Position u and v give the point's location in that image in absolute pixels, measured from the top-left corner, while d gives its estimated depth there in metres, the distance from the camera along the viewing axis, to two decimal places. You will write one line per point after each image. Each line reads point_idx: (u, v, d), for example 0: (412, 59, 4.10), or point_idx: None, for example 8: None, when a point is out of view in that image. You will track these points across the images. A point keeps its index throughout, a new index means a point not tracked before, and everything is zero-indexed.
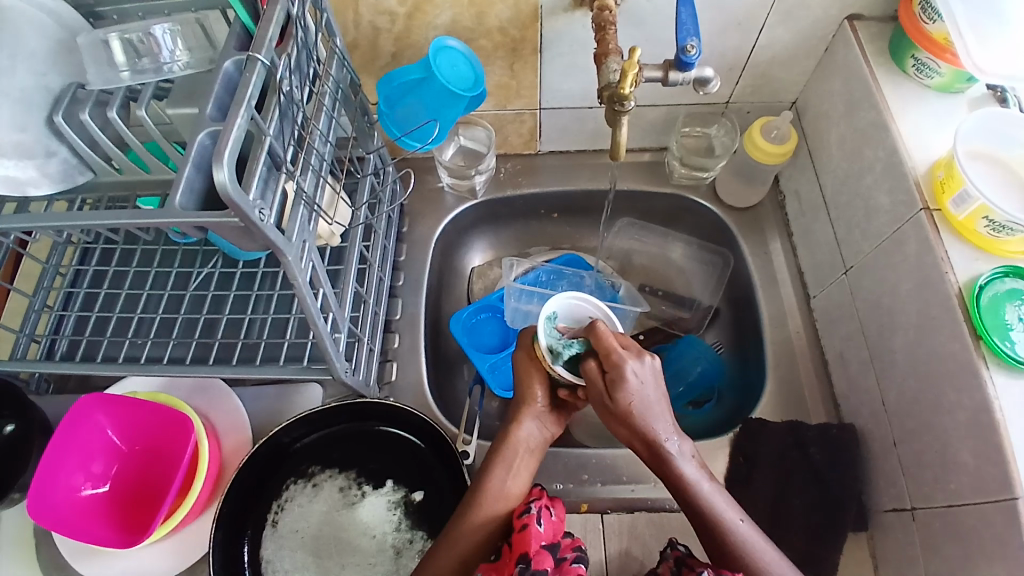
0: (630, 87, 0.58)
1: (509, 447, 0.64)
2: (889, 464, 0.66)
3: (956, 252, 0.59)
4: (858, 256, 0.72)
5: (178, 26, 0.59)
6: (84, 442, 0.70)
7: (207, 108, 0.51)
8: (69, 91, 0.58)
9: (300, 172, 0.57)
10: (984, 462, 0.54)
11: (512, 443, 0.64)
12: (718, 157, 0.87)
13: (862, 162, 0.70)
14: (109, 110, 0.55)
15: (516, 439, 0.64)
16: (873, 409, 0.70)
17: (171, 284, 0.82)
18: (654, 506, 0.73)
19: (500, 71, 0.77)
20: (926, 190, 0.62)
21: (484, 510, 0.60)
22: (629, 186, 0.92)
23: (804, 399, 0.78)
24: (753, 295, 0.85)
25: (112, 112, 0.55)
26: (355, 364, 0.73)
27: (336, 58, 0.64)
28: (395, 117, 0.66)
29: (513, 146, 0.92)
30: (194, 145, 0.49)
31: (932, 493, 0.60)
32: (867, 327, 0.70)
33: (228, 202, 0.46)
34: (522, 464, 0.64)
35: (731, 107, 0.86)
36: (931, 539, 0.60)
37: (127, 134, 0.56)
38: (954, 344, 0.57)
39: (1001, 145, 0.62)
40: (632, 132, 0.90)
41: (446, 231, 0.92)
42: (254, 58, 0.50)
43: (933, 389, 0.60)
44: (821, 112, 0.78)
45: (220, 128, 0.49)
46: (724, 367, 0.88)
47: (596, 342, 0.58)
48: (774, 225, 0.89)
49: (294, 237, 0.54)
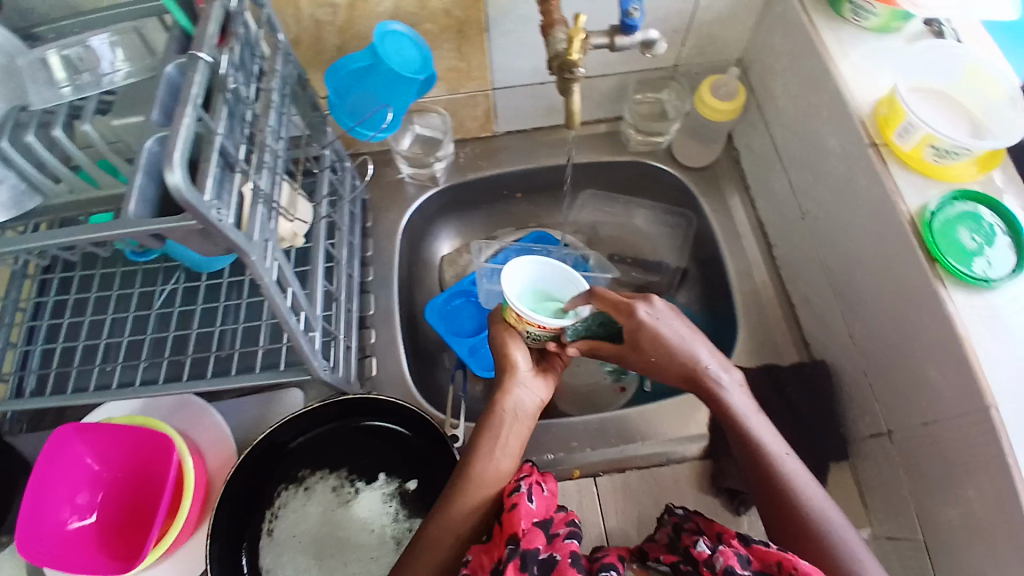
0: (578, 53, 0.59)
1: (497, 418, 0.64)
2: (863, 396, 0.69)
3: (905, 183, 0.62)
4: (814, 201, 0.74)
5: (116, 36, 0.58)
6: (65, 475, 0.67)
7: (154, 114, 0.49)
8: (10, 115, 0.55)
9: (256, 170, 0.56)
10: (953, 380, 0.57)
11: (500, 413, 0.64)
12: (672, 121, 0.88)
13: (810, 110, 0.72)
14: (51, 127, 0.53)
15: (503, 409, 0.64)
16: (842, 345, 0.72)
17: (134, 305, 0.79)
18: (646, 463, 0.75)
19: (449, 54, 0.77)
20: (872, 128, 0.64)
21: (478, 484, 0.60)
22: (588, 159, 0.92)
23: (777, 346, 0.81)
24: (718, 252, 0.87)
25: (55, 128, 0.53)
26: (334, 364, 0.73)
27: (281, 53, 0.63)
28: (346, 107, 0.64)
29: (469, 130, 0.92)
30: (142, 153, 0.48)
31: (908, 417, 0.63)
32: (830, 269, 0.73)
33: (184, 204, 0.45)
34: (511, 432, 0.64)
35: (680, 70, 0.87)
36: (911, 461, 0.63)
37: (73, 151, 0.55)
38: (913, 272, 0.60)
39: (939, 77, 0.64)
40: (586, 105, 0.90)
41: (411, 221, 0.91)
42: (196, 57, 0.49)
43: (898, 319, 0.63)
44: (766, 66, 0.80)
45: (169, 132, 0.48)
46: (699, 324, 0.89)
47: (600, 303, 0.60)
48: (732, 182, 0.91)
49: (255, 236, 0.53)
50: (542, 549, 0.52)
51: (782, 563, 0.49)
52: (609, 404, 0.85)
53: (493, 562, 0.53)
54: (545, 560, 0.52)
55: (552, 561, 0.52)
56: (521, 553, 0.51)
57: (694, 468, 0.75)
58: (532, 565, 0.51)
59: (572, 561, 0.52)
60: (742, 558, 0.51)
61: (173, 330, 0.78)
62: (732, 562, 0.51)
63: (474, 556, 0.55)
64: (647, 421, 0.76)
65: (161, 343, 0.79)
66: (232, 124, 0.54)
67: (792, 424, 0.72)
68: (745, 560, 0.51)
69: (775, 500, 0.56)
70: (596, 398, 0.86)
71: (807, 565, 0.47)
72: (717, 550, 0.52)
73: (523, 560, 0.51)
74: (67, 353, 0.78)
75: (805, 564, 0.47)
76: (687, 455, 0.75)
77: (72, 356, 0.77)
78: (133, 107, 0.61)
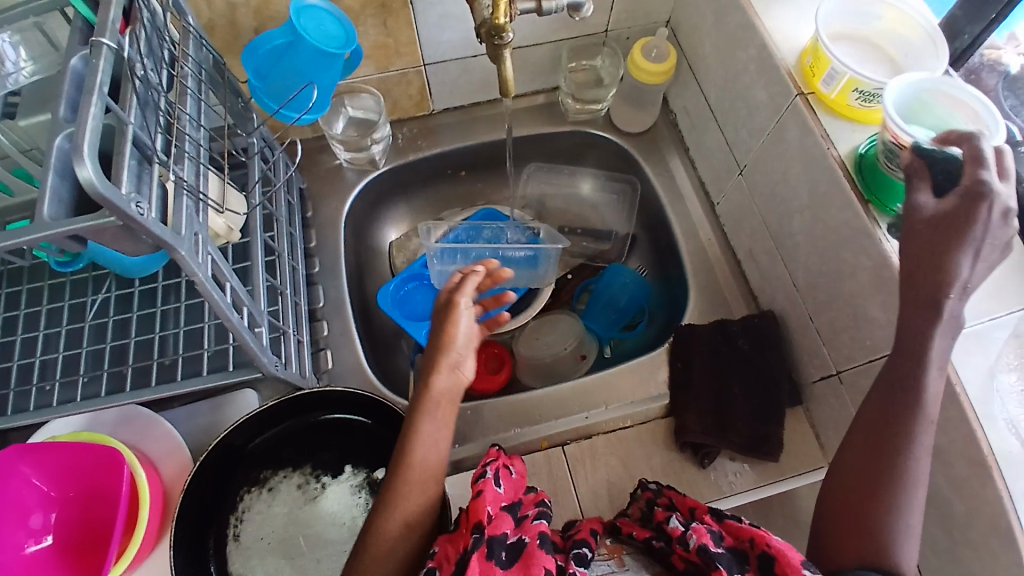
0: (505, 17, 0.58)
1: (429, 404, 0.56)
2: (810, 339, 0.72)
3: (834, 128, 0.63)
4: (749, 155, 0.76)
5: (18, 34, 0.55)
6: (11, 500, 0.62)
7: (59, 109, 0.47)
8: None
9: (177, 161, 0.53)
10: (892, 313, 0.59)
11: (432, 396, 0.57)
12: (608, 87, 0.88)
13: (737, 66, 0.74)
14: None
15: (435, 394, 0.57)
16: (786, 293, 0.74)
17: (66, 319, 0.75)
18: (610, 428, 0.75)
19: (374, 30, 0.75)
20: (798, 77, 0.66)
21: (419, 475, 0.55)
22: (529, 131, 0.92)
23: (726, 300, 0.82)
24: (663, 214, 0.89)
25: None
26: (284, 358, 0.71)
27: (192, 37, 0.60)
28: (268, 89, 0.62)
29: (405, 110, 0.90)
30: (52, 150, 0.45)
31: (853, 354, 0.65)
32: (768, 220, 0.75)
33: (101, 201, 0.42)
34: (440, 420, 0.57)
35: (611, 35, 0.87)
36: (859, 396, 0.66)
37: None
38: (846, 213, 0.62)
39: (858, 22, 0.65)
40: (520, 76, 0.89)
41: (354, 208, 0.89)
42: (99, 43, 0.45)
43: (835, 260, 0.65)
44: (693, 25, 0.81)
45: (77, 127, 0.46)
46: (649, 287, 0.91)
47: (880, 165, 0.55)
48: (672, 143, 0.92)
49: (183, 231, 0.51)
50: (510, 534, 0.53)
51: (754, 539, 0.52)
52: (571, 372, 0.86)
53: (460, 552, 0.52)
54: (514, 543, 0.52)
55: (522, 544, 0.52)
56: (488, 540, 0.51)
57: (660, 426, 0.76)
58: (501, 550, 0.51)
59: (541, 542, 0.52)
60: (715, 535, 0.53)
61: (110, 342, 0.74)
62: (705, 539, 0.52)
63: (439, 544, 0.54)
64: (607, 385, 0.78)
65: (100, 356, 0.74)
66: (145, 114, 0.51)
67: (747, 372, 0.74)
68: (718, 537, 0.53)
69: (867, 479, 0.51)
70: (557, 367, 0.87)
71: (779, 542, 0.50)
72: (692, 527, 0.54)
73: (491, 546, 0.51)
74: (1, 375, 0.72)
75: (778, 540, 0.50)
76: (649, 415, 0.77)
77: (8, 377, 0.72)
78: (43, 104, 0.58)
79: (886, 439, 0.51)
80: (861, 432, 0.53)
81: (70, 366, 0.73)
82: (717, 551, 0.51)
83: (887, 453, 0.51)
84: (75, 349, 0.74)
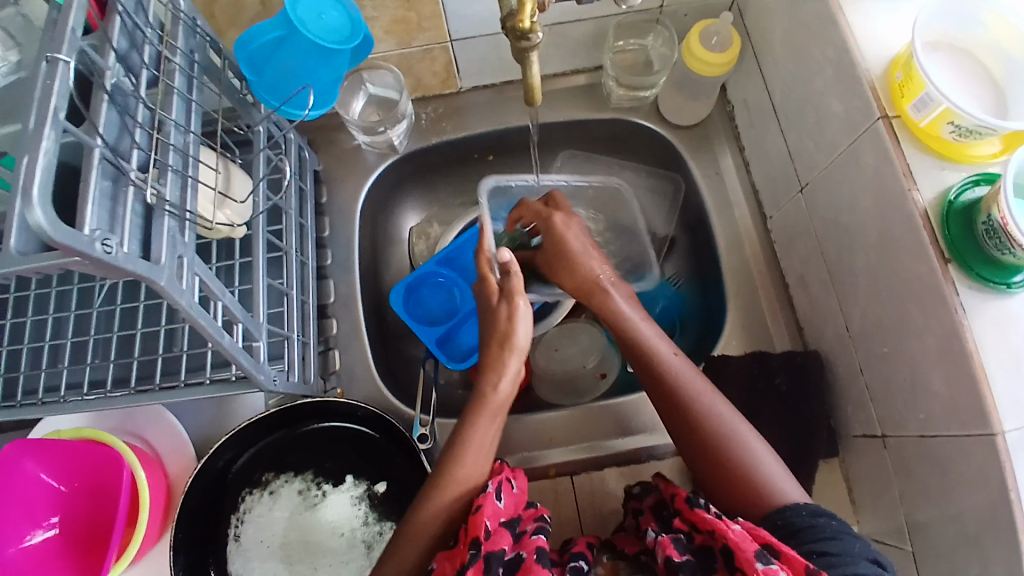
0: (530, 18, 0.49)
1: (483, 411, 0.58)
2: (856, 389, 0.65)
3: (917, 163, 0.54)
4: (813, 171, 0.66)
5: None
6: (16, 493, 0.63)
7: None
8: None
9: (158, 178, 0.48)
10: (957, 391, 0.51)
11: (487, 403, 0.58)
12: (657, 73, 0.78)
13: (812, 65, 0.63)
14: None
15: (492, 401, 0.58)
16: (837, 332, 0.67)
17: (74, 304, 0.72)
18: (624, 460, 0.72)
19: (394, 4, 0.66)
20: (883, 94, 0.56)
21: (479, 452, 0.57)
22: (567, 116, 0.83)
23: (767, 327, 0.75)
24: (706, 220, 0.81)
25: None
26: (287, 365, 0.67)
27: (183, 23, 0.53)
28: (266, 85, 0.58)
29: (430, 88, 0.82)
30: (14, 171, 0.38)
31: (905, 420, 0.58)
32: (827, 249, 0.66)
33: (57, 246, 0.37)
34: (492, 422, 0.58)
35: (666, 12, 0.75)
36: (904, 464, 0.59)
37: None
38: (920, 267, 0.53)
39: (958, 29, 0.55)
40: (560, 54, 0.79)
41: (372, 194, 0.83)
42: (55, 59, 0.40)
43: (898, 314, 0.57)
44: (764, 8, 0.69)
45: (80, 181, 0.42)
46: (684, 298, 0.84)
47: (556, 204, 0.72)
48: (724, 139, 0.82)
49: (165, 258, 0.46)
50: (508, 550, 0.49)
51: (716, 532, 0.48)
52: (590, 391, 0.81)
53: (457, 567, 0.49)
54: (511, 560, 0.49)
55: (517, 560, 0.49)
56: (484, 556, 0.48)
57: (675, 464, 0.72)
58: (498, 567, 0.48)
59: (538, 556, 0.49)
60: (682, 542, 0.51)
61: (116, 331, 0.71)
62: (670, 551, 0.50)
63: (437, 564, 0.51)
64: (627, 412, 0.74)
65: (109, 344, 0.72)
66: (118, 129, 0.46)
67: (781, 417, 0.67)
68: (685, 541, 0.51)
69: (680, 422, 0.58)
70: (576, 383, 0.82)
71: (736, 533, 0.46)
72: (657, 540, 0.51)
73: (487, 563, 0.48)
74: (12, 358, 0.71)
75: (735, 532, 0.46)
76: (668, 449, 0.72)
77: (19, 361, 0.71)
78: (8, 115, 0.52)
79: (702, 432, 0.57)
80: (682, 433, 0.58)
81: (79, 354, 0.72)
82: (681, 562, 0.49)
83: (688, 419, 0.57)
84: (83, 336, 0.71)
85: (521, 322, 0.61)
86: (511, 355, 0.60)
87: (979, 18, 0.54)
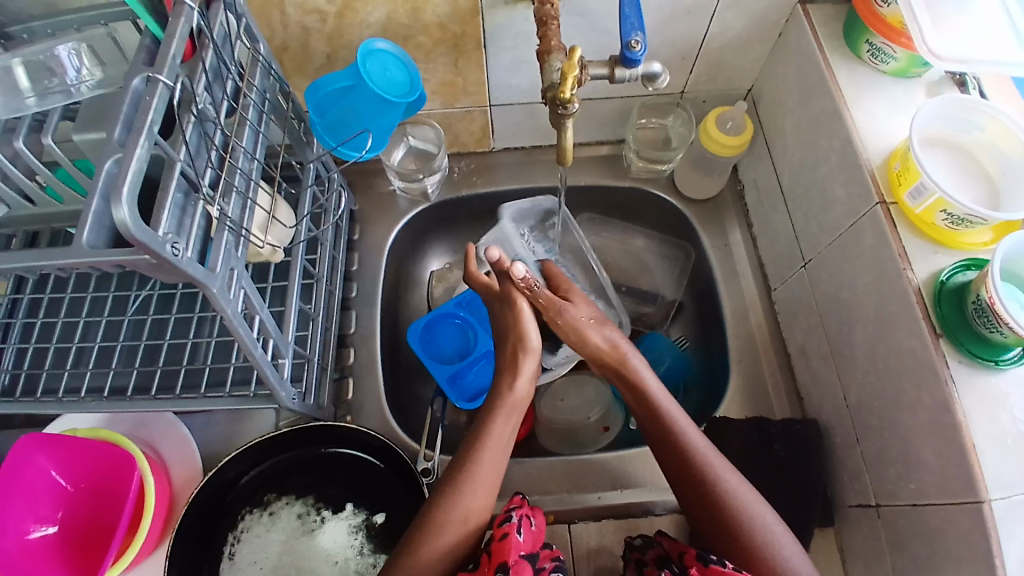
0: (570, 90, 0.56)
1: (503, 405, 0.63)
2: (853, 459, 0.66)
3: (913, 246, 0.59)
4: (816, 249, 0.71)
5: (84, 42, 0.55)
6: (27, 486, 0.64)
7: (48, 140, 0.51)
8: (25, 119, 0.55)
9: (224, 196, 0.53)
10: (947, 463, 0.54)
11: (505, 403, 0.63)
12: (675, 150, 0.85)
13: (818, 153, 0.69)
14: (43, 135, 0.51)
15: (510, 399, 0.64)
16: (835, 404, 0.69)
17: (108, 309, 0.76)
18: (621, 513, 0.73)
19: (444, 68, 0.73)
20: (882, 181, 0.61)
21: (488, 467, 0.59)
22: (591, 181, 0.89)
23: (767, 395, 0.78)
24: (714, 288, 0.85)
25: (46, 137, 0.51)
26: (304, 388, 0.69)
27: (260, 65, 0.60)
28: (326, 126, 0.66)
29: (466, 144, 0.89)
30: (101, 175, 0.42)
31: (896, 490, 0.60)
32: (827, 322, 0.70)
33: (132, 241, 0.41)
34: (502, 434, 0.62)
35: (686, 97, 0.83)
36: (896, 536, 0.60)
37: (59, 156, 0.53)
38: (913, 341, 0.57)
39: (958, 130, 0.61)
40: (587, 126, 0.87)
41: (400, 236, 0.88)
42: (156, 80, 0.46)
43: (893, 386, 0.60)
44: (775, 100, 0.77)
45: (162, 191, 0.46)
46: (689, 362, 0.87)
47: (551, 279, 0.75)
48: (734, 216, 0.88)
49: (218, 267, 0.51)
50: None
51: None
52: (591, 443, 0.83)
53: None
54: None
55: None
56: None
57: (674, 519, 0.72)
58: None
59: None
60: None
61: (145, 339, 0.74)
62: None
63: None
64: (625, 467, 0.75)
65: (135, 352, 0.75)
66: (197, 147, 0.51)
67: (780, 482, 0.68)
68: None
69: (707, 502, 0.57)
70: (578, 435, 0.84)
71: None
72: None
73: None
74: (39, 356, 0.74)
75: None
76: (666, 506, 0.73)
77: (44, 360, 0.74)
78: (94, 123, 0.53)
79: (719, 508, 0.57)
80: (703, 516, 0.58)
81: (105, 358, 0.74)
82: None
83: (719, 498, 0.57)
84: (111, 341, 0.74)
85: (528, 322, 0.66)
86: (525, 356, 0.65)
87: (971, 121, 0.60)
